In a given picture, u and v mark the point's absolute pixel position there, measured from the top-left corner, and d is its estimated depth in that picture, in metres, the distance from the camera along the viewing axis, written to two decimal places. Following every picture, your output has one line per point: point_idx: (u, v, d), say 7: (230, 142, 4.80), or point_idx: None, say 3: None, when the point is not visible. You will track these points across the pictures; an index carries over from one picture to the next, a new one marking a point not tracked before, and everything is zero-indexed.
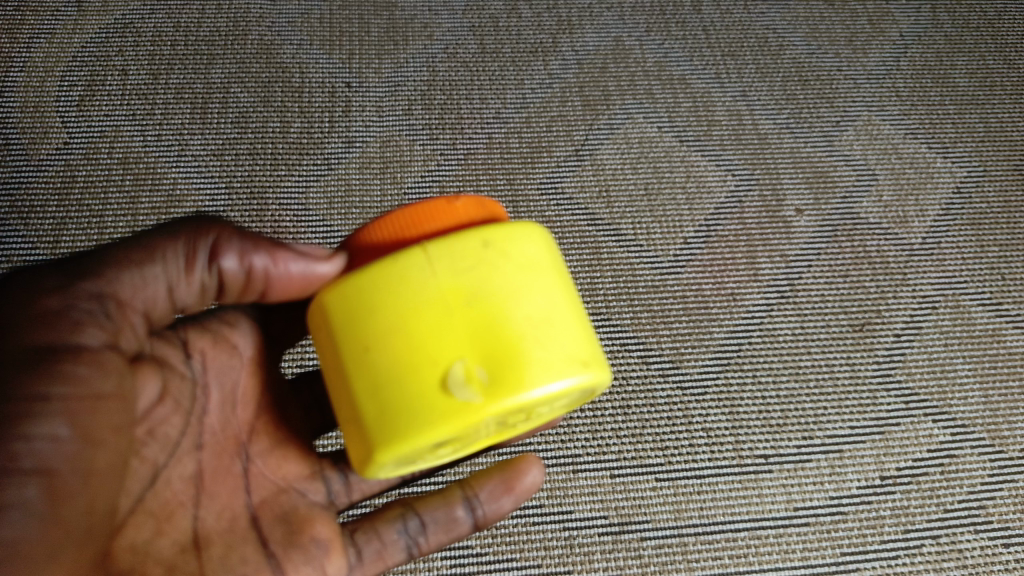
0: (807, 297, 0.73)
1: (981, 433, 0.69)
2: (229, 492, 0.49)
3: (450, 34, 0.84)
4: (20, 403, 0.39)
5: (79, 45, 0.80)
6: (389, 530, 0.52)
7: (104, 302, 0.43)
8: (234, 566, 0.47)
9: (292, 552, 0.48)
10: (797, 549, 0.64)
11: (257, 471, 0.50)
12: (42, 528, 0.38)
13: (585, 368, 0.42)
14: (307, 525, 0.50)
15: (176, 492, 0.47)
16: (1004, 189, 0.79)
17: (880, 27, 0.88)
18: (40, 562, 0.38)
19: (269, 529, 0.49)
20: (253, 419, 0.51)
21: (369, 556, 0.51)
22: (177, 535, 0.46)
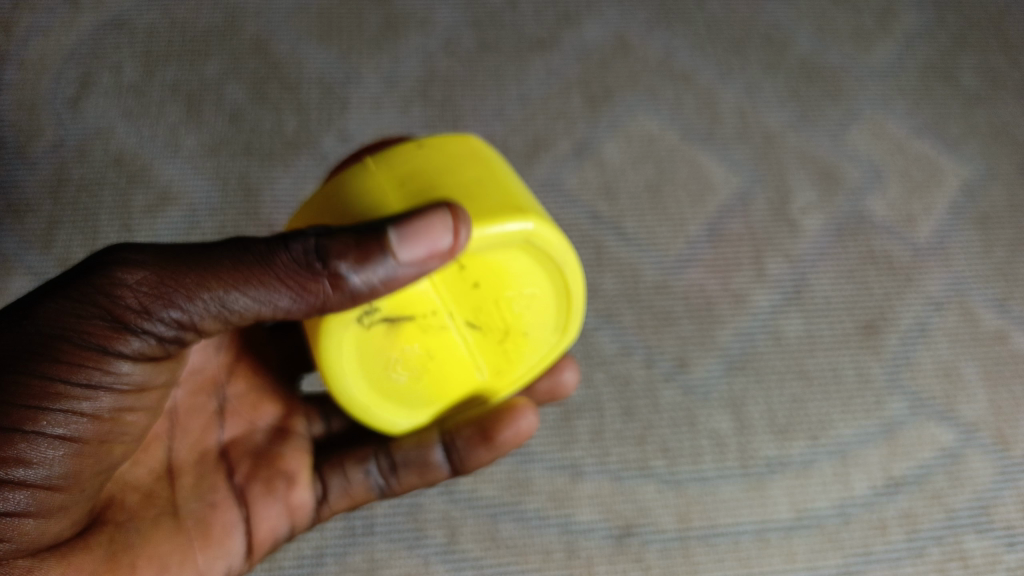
0: (812, 298, 0.72)
1: (987, 436, 0.68)
2: (205, 426, 0.55)
3: (449, 30, 0.82)
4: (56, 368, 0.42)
5: (72, 40, 0.79)
6: (356, 471, 0.57)
7: (179, 320, 0.45)
8: (205, 494, 0.52)
9: (262, 484, 0.54)
10: (802, 553, 0.63)
11: (232, 409, 0.56)
12: (61, 489, 0.44)
13: (518, 208, 0.46)
14: (282, 460, 0.56)
15: (156, 425, 0.52)
16: (1010, 188, 0.78)
17: (885, 23, 0.86)
18: (59, 521, 0.45)
19: (240, 462, 0.55)
20: (233, 360, 0.57)
21: (334, 495, 0.57)
22: (153, 463, 0.52)
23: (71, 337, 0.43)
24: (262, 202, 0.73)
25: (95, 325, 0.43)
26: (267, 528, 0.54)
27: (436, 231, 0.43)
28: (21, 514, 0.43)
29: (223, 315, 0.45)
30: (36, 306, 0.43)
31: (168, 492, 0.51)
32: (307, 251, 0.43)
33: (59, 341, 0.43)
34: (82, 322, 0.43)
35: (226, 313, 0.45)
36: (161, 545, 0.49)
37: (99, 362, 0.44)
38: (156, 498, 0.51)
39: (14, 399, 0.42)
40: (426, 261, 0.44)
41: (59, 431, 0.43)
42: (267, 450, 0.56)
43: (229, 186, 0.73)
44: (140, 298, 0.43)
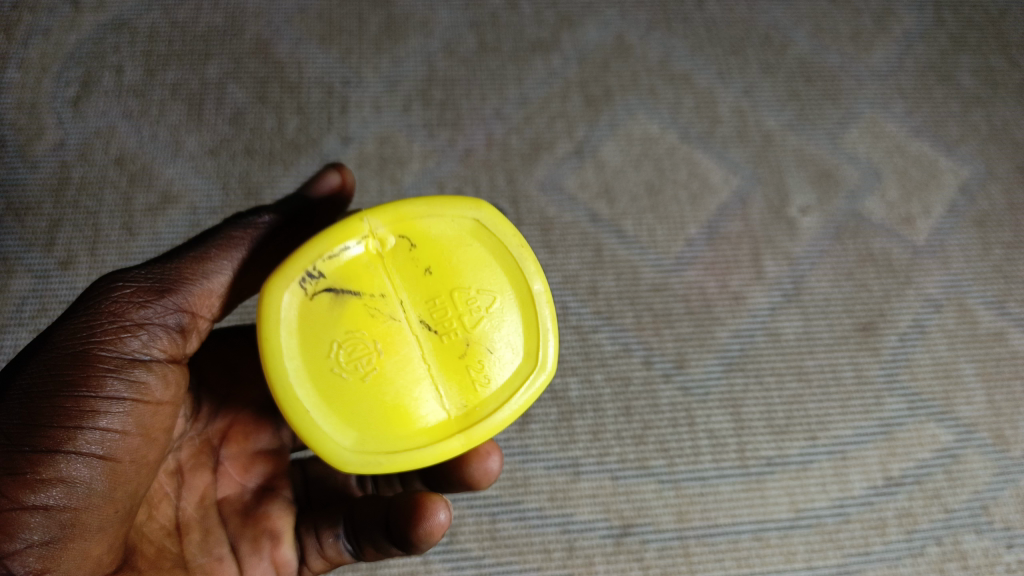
0: (812, 298, 0.72)
1: (985, 435, 0.68)
2: (205, 482, 0.50)
3: (449, 31, 0.82)
4: (68, 400, 0.39)
5: (73, 41, 0.79)
6: (326, 535, 0.48)
7: (179, 306, 0.45)
8: (212, 548, 0.47)
9: (262, 539, 0.48)
10: (800, 551, 0.63)
11: (227, 469, 0.51)
12: (101, 503, 0.40)
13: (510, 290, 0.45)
14: (276, 516, 0.49)
15: (161, 483, 0.48)
16: (1009, 188, 0.79)
17: (884, 25, 0.87)
18: (93, 532, 0.40)
19: (233, 518, 0.49)
20: (228, 422, 0.53)
21: (316, 561, 0.49)
22: (163, 520, 0.47)
23: (78, 367, 0.40)
24: (263, 202, 0.73)
25: (102, 350, 0.41)
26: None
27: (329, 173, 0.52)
28: (54, 543, 0.38)
29: (209, 291, 0.46)
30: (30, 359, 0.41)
31: (177, 547, 0.46)
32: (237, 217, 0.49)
33: (63, 383, 0.40)
34: (90, 345, 0.41)
35: (212, 287, 0.46)
36: None
37: (108, 393, 0.40)
38: (167, 553, 0.46)
39: (50, 423, 0.39)
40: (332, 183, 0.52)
41: (94, 451, 0.40)
42: (259, 507, 0.50)
43: (229, 187, 0.74)
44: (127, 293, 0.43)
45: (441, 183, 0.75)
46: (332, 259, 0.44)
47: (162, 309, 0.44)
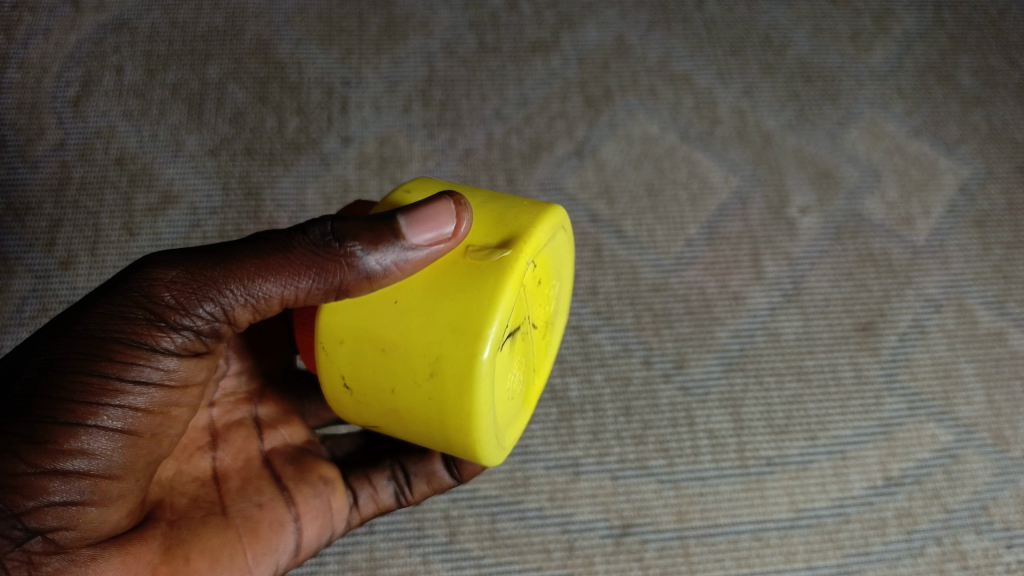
0: (812, 298, 0.72)
1: (985, 434, 0.68)
2: (242, 438, 0.51)
3: (449, 32, 0.83)
4: (90, 378, 0.38)
5: (75, 42, 0.79)
6: (381, 478, 0.54)
7: (214, 314, 0.41)
8: (250, 497, 0.49)
9: (303, 486, 0.51)
10: (799, 551, 0.63)
11: (263, 425, 0.52)
12: (122, 474, 0.40)
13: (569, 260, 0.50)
14: (312, 466, 0.52)
15: (195, 438, 0.49)
16: (1009, 188, 0.79)
17: (883, 26, 0.87)
18: (113, 502, 0.41)
19: (283, 469, 0.51)
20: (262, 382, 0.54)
21: (362, 501, 0.54)
22: (197, 472, 0.48)
23: (103, 350, 0.39)
24: (262, 201, 0.73)
25: (126, 336, 0.39)
26: (312, 532, 0.50)
27: (442, 214, 0.40)
28: (75, 504, 0.39)
29: (253, 306, 0.41)
30: (59, 332, 0.39)
31: (213, 495, 0.48)
32: (324, 234, 0.40)
33: (87, 360, 0.38)
34: (118, 332, 0.39)
35: (256, 303, 0.41)
36: (212, 539, 0.45)
37: (134, 374, 0.39)
38: (203, 500, 0.47)
39: (69, 395, 0.38)
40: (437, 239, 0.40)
41: (113, 425, 0.39)
42: (297, 460, 0.52)
43: (230, 187, 0.74)
44: (168, 287, 0.40)
45: None
46: (512, 309, 0.40)
47: (194, 305, 0.40)
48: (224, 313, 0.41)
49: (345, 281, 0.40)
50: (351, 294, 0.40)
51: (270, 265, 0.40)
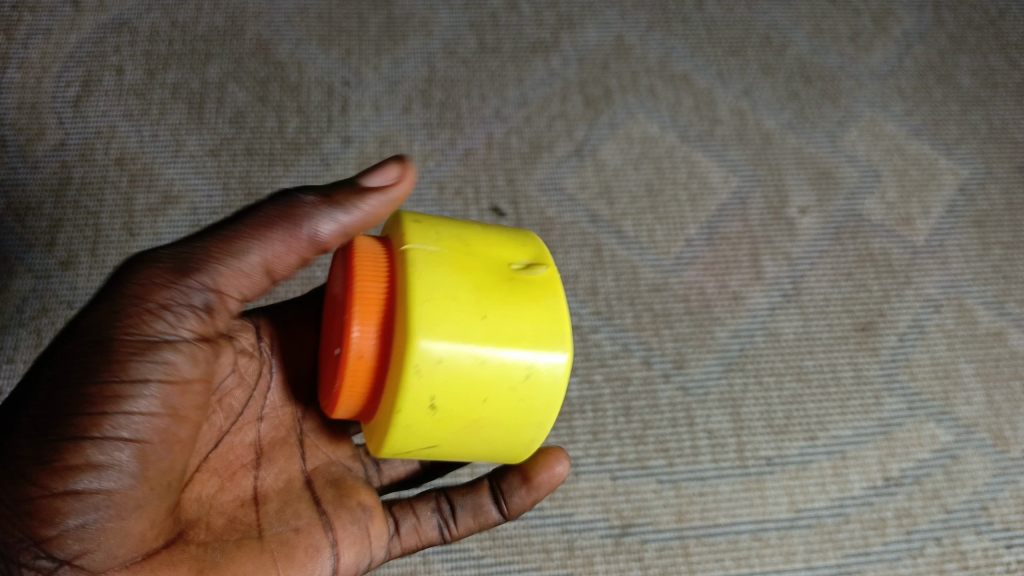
0: (811, 298, 0.73)
1: (984, 434, 0.68)
2: (286, 457, 0.47)
3: (449, 32, 0.83)
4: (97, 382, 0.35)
5: (75, 42, 0.79)
6: (426, 508, 0.51)
7: (207, 288, 0.39)
8: (290, 522, 0.45)
9: (341, 510, 0.47)
10: (799, 550, 0.63)
11: (311, 443, 0.49)
12: (134, 490, 0.36)
13: None
14: (353, 490, 0.48)
15: (238, 455, 0.45)
16: (1008, 188, 0.79)
17: (882, 26, 0.87)
18: (126, 524, 0.36)
19: (324, 491, 0.47)
20: (310, 396, 0.50)
21: (404, 530, 0.50)
22: (238, 492, 0.45)
23: (109, 349, 0.36)
24: None
25: (133, 335, 0.37)
26: (351, 557, 0.46)
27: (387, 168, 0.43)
28: (92, 526, 0.35)
29: (239, 272, 0.40)
30: (62, 342, 0.37)
31: (251, 517, 0.44)
32: (286, 194, 0.42)
33: (94, 365, 0.36)
34: (118, 328, 0.37)
35: (242, 269, 0.40)
36: (244, 565, 0.42)
37: (143, 372, 0.36)
38: (239, 524, 0.43)
39: (80, 401, 0.35)
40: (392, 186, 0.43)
41: (123, 434, 0.36)
42: (345, 481, 0.49)
43: (230, 187, 0.74)
44: (161, 280, 0.38)
45: (441, 183, 0.75)
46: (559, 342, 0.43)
47: (187, 289, 0.39)
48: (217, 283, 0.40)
49: (314, 229, 0.41)
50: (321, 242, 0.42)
51: (253, 226, 0.41)
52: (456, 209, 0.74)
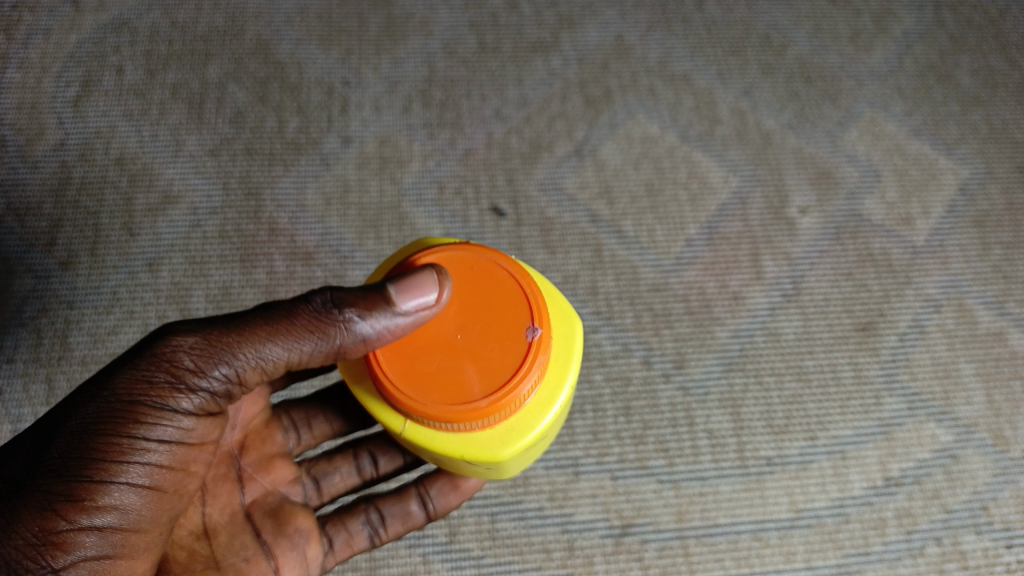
0: (811, 297, 0.73)
1: (984, 434, 0.68)
2: (227, 493, 0.51)
3: (449, 31, 0.83)
4: (123, 441, 0.40)
5: (75, 42, 0.79)
6: (356, 522, 0.56)
7: (230, 377, 0.43)
8: (239, 552, 0.50)
9: (281, 539, 0.51)
10: (799, 551, 0.63)
11: (250, 476, 0.52)
12: (145, 530, 0.42)
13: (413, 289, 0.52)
14: (292, 516, 0.53)
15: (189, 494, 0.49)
16: (1008, 188, 0.79)
17: (883, 26, 0.87)
18: (135, 557, 0.42)
19: (262, 522, 0.51)
20: (245, 433, 0.53)
21: (338, 545, 0.55)
22: (191, 526, 0.49)
23: (130, 413, 0.41)
24: (263, 202, 0.73)
25: (153, 401, 0.41)
26: None
27: (426, 284, 0.43)
28: (102, 560, 0.40)
29: (263, 368, 0.44)
30: (90, 394, 0.41)
31: (206, 549, 0.49)
32: (324, 302, 0.43)
33: (116, 425, 0.40)
34: (143, 394, 0.41)
35: (265, 364, 0.44)
36: None
37: (157, 435, 0.41)
38: (198, 555, 0.48)
39: (102, 455, 0.40)
40: (424, 306, 0.43)
41: (141, 485, 0.41)
42: (286, 507, 0.53)
43: (230, 187, 0.74)
44: (190, 357, 0.42)
45: (441, 183, 0.75)
46: None
47: (214, 375, 0.43)
48: (236, 375, 0.43)
49: (344, 343, 0.43)
50: (348, 353, 0.44)
51: (279, 328, 0.43)
52: (456, 209, 0.74)
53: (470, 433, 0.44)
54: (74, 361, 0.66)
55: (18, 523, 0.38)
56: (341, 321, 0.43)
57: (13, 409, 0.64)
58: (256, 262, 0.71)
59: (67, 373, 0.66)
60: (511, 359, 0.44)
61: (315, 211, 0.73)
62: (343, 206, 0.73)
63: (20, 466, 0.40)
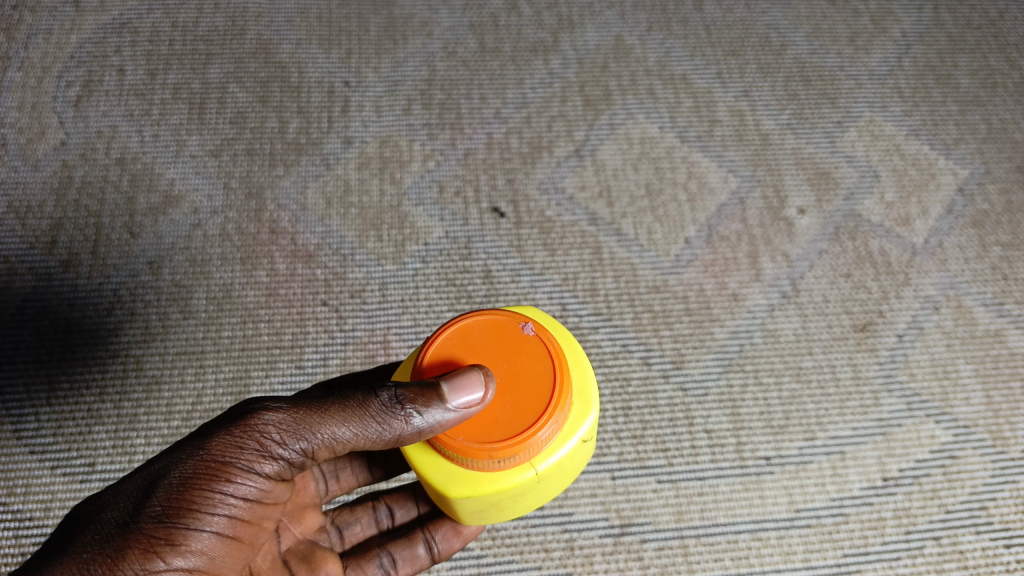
0: (809, 297, 0.73)
1: (983, 434, 0.68)
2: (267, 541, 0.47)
3: (449, 32, 0.83)
4: (212, 494, 0.39)
5: (76, 43, 0.80)
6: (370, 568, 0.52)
7: (306, 451, 0.42)
8: None
9: None
10: (798, 551, 0.64)
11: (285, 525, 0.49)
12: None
13: None
14: (322, 562, 0.50)
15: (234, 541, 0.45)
16: (1007, 188, 0.79)
17: (882, 26, 0.87)
18: None
19: (298, 567, 0.48)
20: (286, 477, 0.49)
21: None
22: None
23: (218, 470, 0.39)
24: (264, 202, 0.74)
25: (241, 462, 0.40)
26: None
27: (474, 383, 0.41)
28: None
29: (335, 445, 0.42)
30: (183, 446, 0.40)
31: None
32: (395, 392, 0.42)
33: (205, 480, 0.39)
34: (233, 452, 0.40)
35: (336, 443, 0.42)
36: None
37: (239, 495, 0.40)
38: None
39: (188, 507, 0.38)
40: (474, 406, 0.41)
41: (219, 539, 0.39)
42: (318, 555, 0.50)
43: (231, 187, 0.74)
44: (275, 427, 0.41)
45: (441, 183, 0.75)
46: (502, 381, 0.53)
47: (292, 446, 0.41)
48: (312, 451, 0.42)
49: (403, 436, 0.41)
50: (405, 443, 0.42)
51: (350, 409, 0.42)
52: (456, 210, 0.74)
53: (579, 414, 0.44)
54: (76, 361, 0.67)
55: (120, 562, 0.37)
56: (400, 417, 0.41)
57: (14, 409, 0.65)
58: (256, 262, 0.71)
59: (68, 373, 0.66)
60: (538, 342, 0.44)
61: (316, 211, 0.73)
62: (344, 206, 0.74)
63: (123, 509, 0.38)
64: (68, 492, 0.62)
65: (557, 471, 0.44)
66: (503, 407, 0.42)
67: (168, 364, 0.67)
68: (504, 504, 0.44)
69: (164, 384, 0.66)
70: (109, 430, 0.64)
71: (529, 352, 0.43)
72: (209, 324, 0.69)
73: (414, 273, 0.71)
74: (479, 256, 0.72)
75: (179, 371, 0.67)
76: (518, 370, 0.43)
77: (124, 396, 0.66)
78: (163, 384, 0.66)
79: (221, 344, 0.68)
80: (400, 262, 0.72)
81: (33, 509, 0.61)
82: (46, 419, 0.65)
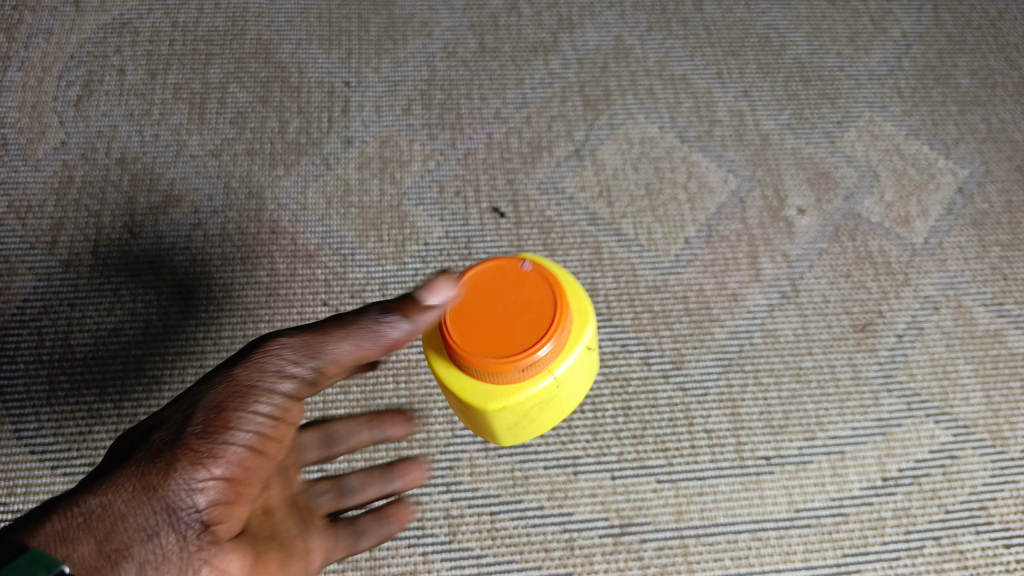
0: (809, 297, 0.73)
1: (983, 434, 0.68)
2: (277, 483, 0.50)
3: (449, 33, 0.83)
4: (239, 405, 0.44)
5: (76, 43, 0.80)
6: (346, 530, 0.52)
7: (315, 368, 0.47)
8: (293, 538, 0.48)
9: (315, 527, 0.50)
10: (798, 551, 0.64)
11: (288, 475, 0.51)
12: (249, 488, 0.44)
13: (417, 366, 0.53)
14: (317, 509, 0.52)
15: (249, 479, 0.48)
16: (1007, 188, 0.79)
17: (882, 27, 0.87)
18: (240, 511, 0.43)
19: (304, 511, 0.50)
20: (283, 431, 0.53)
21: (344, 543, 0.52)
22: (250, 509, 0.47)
23: (243, 388, 0.45)
24: (264, 202, 0.74)
25: (261, 380, 0.46)
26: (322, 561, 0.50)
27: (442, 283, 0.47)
28: (220, 507, 0.42)
29: (339, 361, 0.48)
30: (208, 381, 0.46)
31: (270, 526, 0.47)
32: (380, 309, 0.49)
33: (233, 397, 0.44)
34: (254, 372, 0.46)
35: (340, 358, 0.48)
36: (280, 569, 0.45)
37: (263, 408, 0.45)
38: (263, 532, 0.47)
39: (221, 419, 0.43)
40: (446, 303, 0.48)
41: (249, 448, 0.44)
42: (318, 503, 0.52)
43: (231, 187, 0.74)
44: (287, 350, 0.47)
45: (441, 183, 0.75)
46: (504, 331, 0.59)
47: (303, 363, 0.47)
48: (322, 368, 0.48)
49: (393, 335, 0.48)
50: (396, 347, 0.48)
51: (347, 327, 0.48)
52: (456, 210, 0.74)
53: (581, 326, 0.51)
54: (76, 361, 0.67)
55: (171, 467, 0.41)
56: (387, 324, 0.47)
57: (14, 408, 0.65)
58: (256, 263, 0.71)
59: (68, 373, 0.66)
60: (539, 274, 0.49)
61: (316, 211, 0.73)
62: (344, 206, 0.74)
63: (167, 432, 0.43)
64: (69, 491, 0.62)
65: (570, 379, 0.52)
66: (518, 323, 0.47)
67: (168, 364, 0.67)
68: (522, 429, 0.54)
69: (165, 384, 0.66)
70: (110, 430, 0.65)
71: (532, 282, 0.49)
72: (209, 324, 0.69)
73: (415, 273, 0.71)
74: (479, 257, 0.72)
75: (180, 371, 0.67)
76: (527, 296, 0.48)
77: (125, 396, 0.66)
78: (164, 384, 0.66)
79: (222, 344, 0.68)
80: (400, 262, 0.72)
81: (34, 508, 0.62)
82: (47, 419, 0.65)
